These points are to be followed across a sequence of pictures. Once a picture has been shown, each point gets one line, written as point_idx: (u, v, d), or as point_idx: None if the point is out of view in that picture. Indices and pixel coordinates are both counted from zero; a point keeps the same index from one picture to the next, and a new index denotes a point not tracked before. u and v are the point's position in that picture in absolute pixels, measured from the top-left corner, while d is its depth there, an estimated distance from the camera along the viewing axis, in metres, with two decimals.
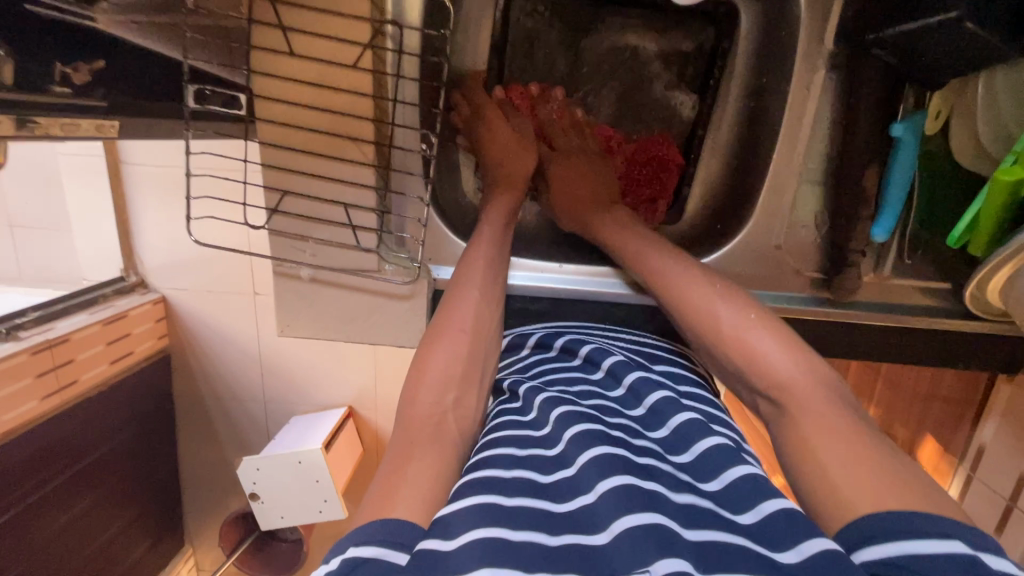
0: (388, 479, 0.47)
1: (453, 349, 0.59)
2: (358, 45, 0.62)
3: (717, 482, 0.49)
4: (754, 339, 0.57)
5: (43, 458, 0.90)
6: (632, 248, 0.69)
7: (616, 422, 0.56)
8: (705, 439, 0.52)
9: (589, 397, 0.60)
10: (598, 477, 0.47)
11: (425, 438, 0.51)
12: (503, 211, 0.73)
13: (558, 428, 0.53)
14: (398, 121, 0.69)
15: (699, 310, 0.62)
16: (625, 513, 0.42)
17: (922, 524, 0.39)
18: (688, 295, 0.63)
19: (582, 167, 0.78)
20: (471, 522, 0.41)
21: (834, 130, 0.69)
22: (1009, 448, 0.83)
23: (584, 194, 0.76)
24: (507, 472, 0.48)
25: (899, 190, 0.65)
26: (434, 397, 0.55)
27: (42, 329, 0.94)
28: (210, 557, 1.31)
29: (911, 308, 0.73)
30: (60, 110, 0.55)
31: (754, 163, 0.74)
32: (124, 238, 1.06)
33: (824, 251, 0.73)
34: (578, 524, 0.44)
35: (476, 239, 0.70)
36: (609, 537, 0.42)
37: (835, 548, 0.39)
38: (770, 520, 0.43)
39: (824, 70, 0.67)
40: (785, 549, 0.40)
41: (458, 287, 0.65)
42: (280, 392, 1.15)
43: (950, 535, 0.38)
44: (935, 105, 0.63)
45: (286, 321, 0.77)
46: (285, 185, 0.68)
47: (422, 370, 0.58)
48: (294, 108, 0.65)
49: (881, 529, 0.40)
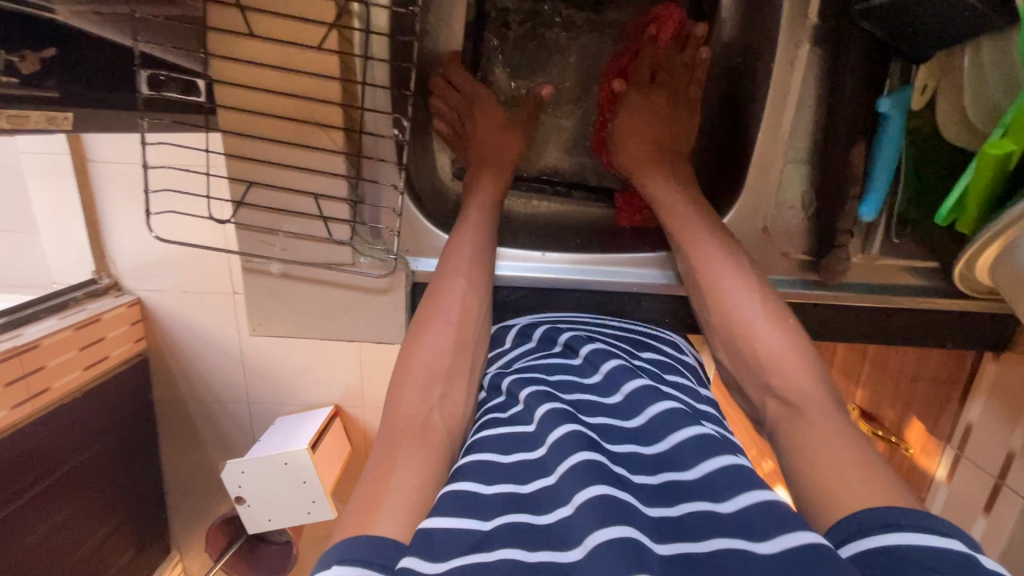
0: (371, 487, 0.44)
1: (442, 340, 0.56)
2: (323, 26, 0.59)
3: (694, 471, 0.45)
4: (769, 336, 0.57)
5: (17, 470, 0.86)
6: (676, 208, 0.65)
7: (592, 418, 0.52)
8: (682, 429, 0.48)
9: (569, 389, 0.56)
10: (576, 487, 0.42)
11: (412, 438, 0.48)
12: (492, 190, 0.70)
13: (545, 428, 0.48)
14: (367, 105, 0.66)
15: (740, 315, 0.59)
16: (600, 527, 0.39)
17: (929, 522, 0.38)
18: (721, 278, 0.61)
19: (658, 114, 0.72)
20: (453, 548, 0.39)
21: (821, 109, 0.67)
22: (997, 425, 0.83)
23: (645, 148, 0.70)
24: (492, 486, 0.44)
25: (885, 166, 0.63)
26: (420, 396, 0.52)
27: (12, 336, 0.90)
28: (198, 562, 1.27)
29: (899, 288, 0.72)
30: (15, 101, 0.51)
31: (741, 144, 0.72)
32: (95, 240, 1.01)
33: (811, 233, 0.71)
34: (554, 539, 0.40)
35: (463, 222, 0.66)
36: (582, 553, 0.38)
37: (821, 544, 0.37)
38: (752, 512, 0.40)
39: (808, 46, 0.65)
40: (764, 540, 0.38)
41: (445, 271, 0.61)
42: (263, 394, 1.11)
43: (948, 533, 0.38)
44: (921, 79, 0.61)
45: (260, 318, 0.73)
46: (250, 176, 0.65)
47: (408, 365, 0.55)
48: (258, 95, 0.61)
49: (881, 522, 0.39)
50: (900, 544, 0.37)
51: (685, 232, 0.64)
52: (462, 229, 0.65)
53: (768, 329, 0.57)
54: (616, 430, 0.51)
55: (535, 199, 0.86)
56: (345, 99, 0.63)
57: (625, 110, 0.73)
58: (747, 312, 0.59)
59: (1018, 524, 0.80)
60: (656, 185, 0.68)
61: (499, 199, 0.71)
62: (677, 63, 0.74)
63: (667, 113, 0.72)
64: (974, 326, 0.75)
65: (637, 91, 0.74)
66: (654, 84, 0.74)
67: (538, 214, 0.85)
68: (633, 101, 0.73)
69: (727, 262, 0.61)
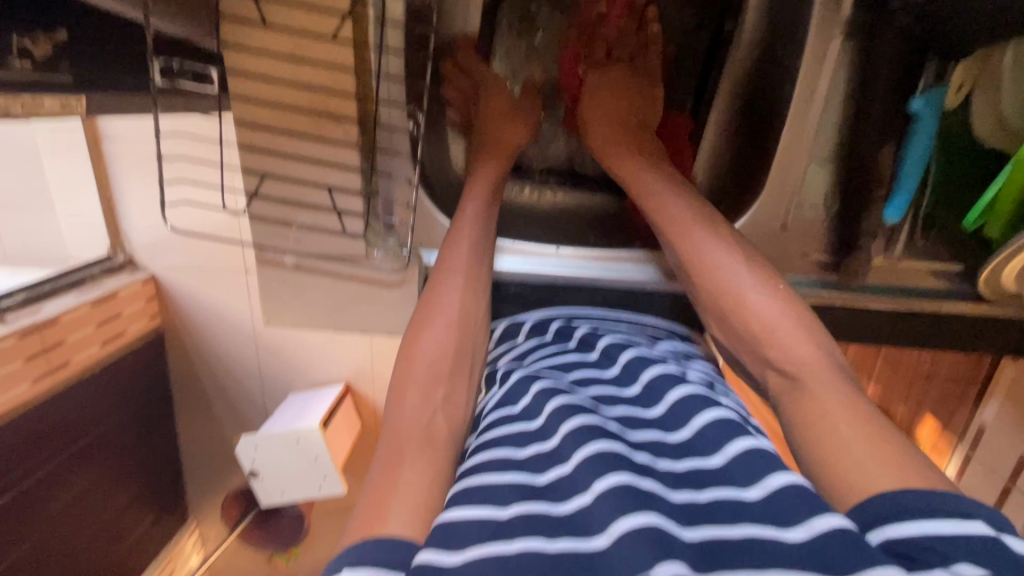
0: (377, 490, 0.43)
1: (441, 340, 0.54)
2: (339, 15, 0.58)
3: (720, 457, 0.44)
4: (764, 307, 0.52)
5: (40, 442, 0.86)
6: (656, 195, 0.62)
7: (613, 411, 0.51)
8: (706, 415, 0.48)
9: (588, 385, 0.55)
10: (594, 475, 0.42)
11: (418, 444, 0.46)
12: (490, 181, 0.68)
13: (557, 421, 0.48)
14: (382, 97, 0.64)
15: (715, 260, 0.56)
16: (624, 515, 0.38)
17: (951, 503, 0.35)
18: (711, 246, 0.56)
19: (616, 118, 0.72)
20: (472, 539, 0.38)
21: (849, 105, 0.64)
22: (1012, 429, 0.82)
23: (625, 148, 0.69)
24: (501, 476, 0.43)
25: (913, 171, 0.63)
26: (422, 399, 0.50)
27: (30, 312, 0.89)
28: (213, 532, 1.28)
29: (918, 289, 0.71)
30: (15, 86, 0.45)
31: (761, 140, 0.70)
32: (107, 215, 0.99)
33: (831, 233, 0.70)
34: (576, 525, 0.39)
35: (460, 220, 0.64)
36: (610, 539, 0.38)
37: (848, 526, 0.35)
38: (778, 495, 0.39)
39: (840, 39, 0.61)
40: (793, 524, 0.37)
41: (441, 272, 0.60)
42: (277, 372, 1.10)
43: (974, 515, 0.34)
44: (959, 77, 0.59)
45: (272, 309, 0.74)
46: (266, 167, 0.65)
47: (408, 366, 0.53)
48: (276, 87, 0.61)
49: (901, 506, 0.36)
50: (932, 532, 0.34)
51: (680, 225, 0.58)
52: (459, 225, 0.64)
53: (747, 281, 0.53)
54: (637, 420, 0.50)
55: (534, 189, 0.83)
56: (359, 91, 0.62)
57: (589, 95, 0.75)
58: (723, 268, 0.55)
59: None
60: (631, 168, 0.66)
61: (495, 188, 0.68)
62: (625, 40, 0.78)
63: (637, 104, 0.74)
64: None
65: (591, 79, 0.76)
66: (609, 61, 0.77)
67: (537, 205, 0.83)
68: (592, 84, 0.75)
69: (722, 240, 0.56)
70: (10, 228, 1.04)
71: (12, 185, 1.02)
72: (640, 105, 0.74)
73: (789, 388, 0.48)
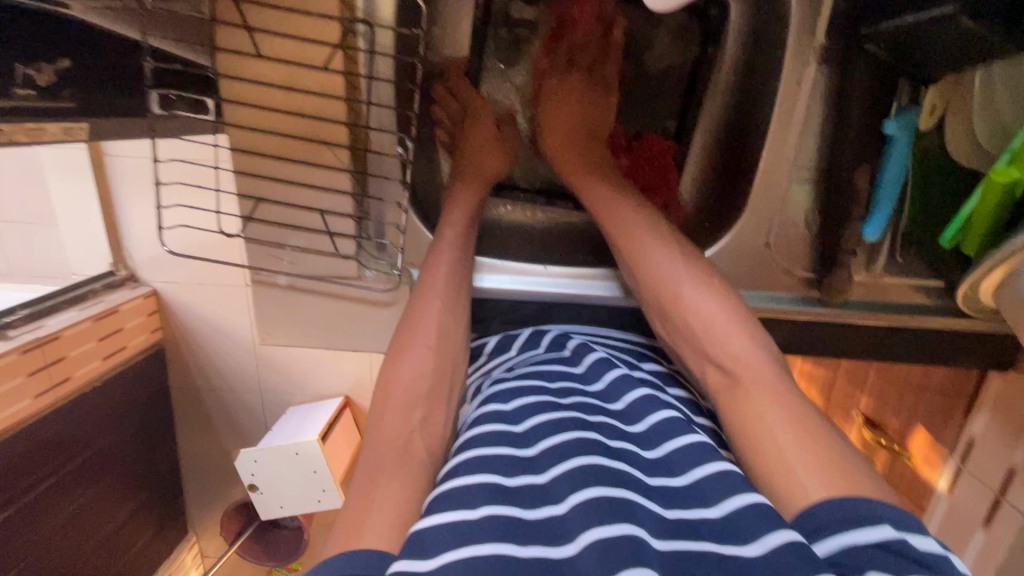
0: (355, 509, 0.44)
1: (422, 362, 0.56)
2: (328, 46, 0.60)
3: (686, 478, 0.46)
4: (694, 299, 0.57)
5: (42, 456, 0.87)
6: (603, 201, 0.68)
7: (594, 417, 0.53)
8: (678, 437, 0.49)
9: (568, 392, 0.57)
10: (568, 487, 0.44)
11: (392, 463, 0.48)
12: (466, 207, 0.69)
13: (536, 433, 0.50)
14: (373, 123, 0.66)
15: (641, 253, 0.62)
16: (597, 524, 0.40)
17: (863, 513, 0.39)
18: (652, 251, 0.62)
19: (577, 126, 0.78)
20: (444, 541, 0.39)
21: (827, 129, 0.66)
22: (1001, 442, 0.83)
23: (575, 153, 0.75)
24: (473, 477, 0.44)
25: (891, 186, 0.63)
26: (401, 420, 0.52)
27: (34, 327, 0.90)
28: (213, 546, 1.28)
29: (900, 305, 0.72)
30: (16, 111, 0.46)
31: (741, 161, 0.72)
32: (111, 232, 1.01)
33: (814, 251, 0.71)
34: (547, 532, 0.41)
35: (438, 242, 0.66)
36: (577, 547, 0.39)
37: (801, 541, 0.38)
38: (736, 515, 0.41)
39: (816, 66, 0.64)
40: (749, 543, 0.39)
41: (422, 293, 0.61)
42: (276, 385, 1.11)
43: (881, 521, 0.38)
44: (931, 100, 0.60)
45: (269, 328, 0.75)
46: (260, 193, 0.66)
47: (389, 389, 0.54)
48: (269, 114, 0.63)
49: (823, 525, 0.40)
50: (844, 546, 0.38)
51: (619, 229, 0.65)
52: (440, 244, 0.65)
53: (683, 282, 0.58)
54: (614, 429, 0.52)
55: (517, 207, 0.85)
56: (349, 118, 0.64)
57: (550, 104, 0.80)
58: (663, 265, 0.60)
59: (1018, 540, 0.80)
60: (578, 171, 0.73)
61: (476, 210, 0.70)
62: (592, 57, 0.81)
63: (598, 113, 0.80)
64: (982, 346, 0.75)
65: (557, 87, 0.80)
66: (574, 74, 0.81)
67: (521, 223, 0.84)
68: (553, 97, 0.80)
69: (654, 237, 0.62)
70: (17, 244, 1.06)
71: (18, 203, 1.04)
72: (603, 112, 0.81)
73: (726, 387, 0.52)
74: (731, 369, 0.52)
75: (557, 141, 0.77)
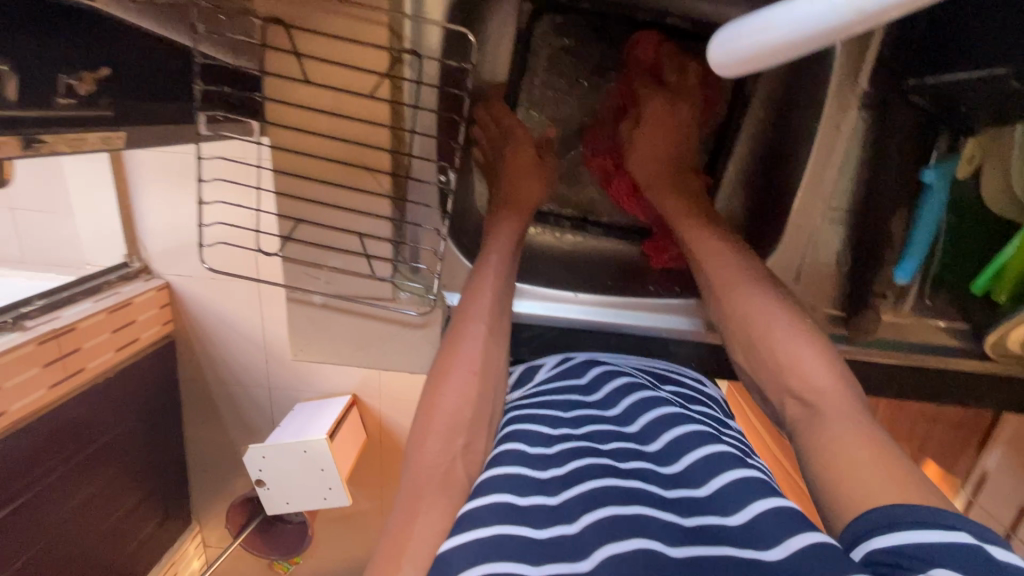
0: (394, 538, 0.45)
1: (462, 387, 0.57)
2: (375, 74, 0.61)
3: (705, 487, 0.46)
4: (804, 356, 0.54)
5: (54, 445, 0.87)
6: (701, 250, 0.65)
7: (608, 444, 0.53)
8: (695, 450, 0.49)
9: (588, 421, 0.57)
10: (583, 509, 0.45)
11: (435, 489, 0.49)
12: (509, 237, 0.70)
13: (559, 457, 0.51)
14: (416, 152, 0.67)
15: (742, 299, 0.60)
16: (608, 543, 0.41)
17: (937, 516, 0.37)
18: (744, 291, 0.60)
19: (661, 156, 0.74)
20: (466, 559, 0.41)
21: (862, 171, 0.67)
22: (1013, 478, 0.83)
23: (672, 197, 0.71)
24: (494, 497, 0.46)
25: (924, 234, 0.66)
26: (442, 445, 0.52)
27: (49, 318, 0.91)
28: (215, 536, 1.30)
29: (925, 346, 0.73)
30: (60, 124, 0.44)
31: (775, 197, 0.72)
32: (128, 227, 1.02)
33: (843, 291, 0.72)
34: (564, 550, 0.42)
35: (480, 271, 0.67)
36: (591, 564, 0.41)
37: (824, 541, 0.39)
38: (757, 520, 0.41)
39: (856, 111, 0.64)
40: (772, 547, 0.39)
41: (462, 320, 0.62)
42: (286, 381, 1.12)
43: (955, 526, 0.36)
44: (969, 151, 0.61)
45: (299, 344, 0.76)
46: (300, 214, 0.67)
47: (430, 416, 0.55)
48: (316, 138, 0.64)
49: (890, 520, 0.38)
50: (908, 542, 0.36)
51: (721, 280, 0.62)
52: (483, 268, 0.67)
53: (782, 323, 0.57)
54: (634, 451, 0.52)
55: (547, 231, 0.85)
56: (392, 145, 0.65)
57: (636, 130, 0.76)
58: (760, 307, 0.59)
59: None
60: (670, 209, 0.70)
61: (519, 240, 0.72)
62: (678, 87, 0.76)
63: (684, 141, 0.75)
64: (1005, 388, 0.75)
65: (649, 108, 0.75)
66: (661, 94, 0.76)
67: (554, 248, 0.84)
68: (645, 120, 0.75)
69: (756, 287, 0.60)
70: None
71: None
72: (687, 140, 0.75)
73: (804, 418, 0.51)
74: (811, 400, 0.51)
75: (643, 173, 0.74)
